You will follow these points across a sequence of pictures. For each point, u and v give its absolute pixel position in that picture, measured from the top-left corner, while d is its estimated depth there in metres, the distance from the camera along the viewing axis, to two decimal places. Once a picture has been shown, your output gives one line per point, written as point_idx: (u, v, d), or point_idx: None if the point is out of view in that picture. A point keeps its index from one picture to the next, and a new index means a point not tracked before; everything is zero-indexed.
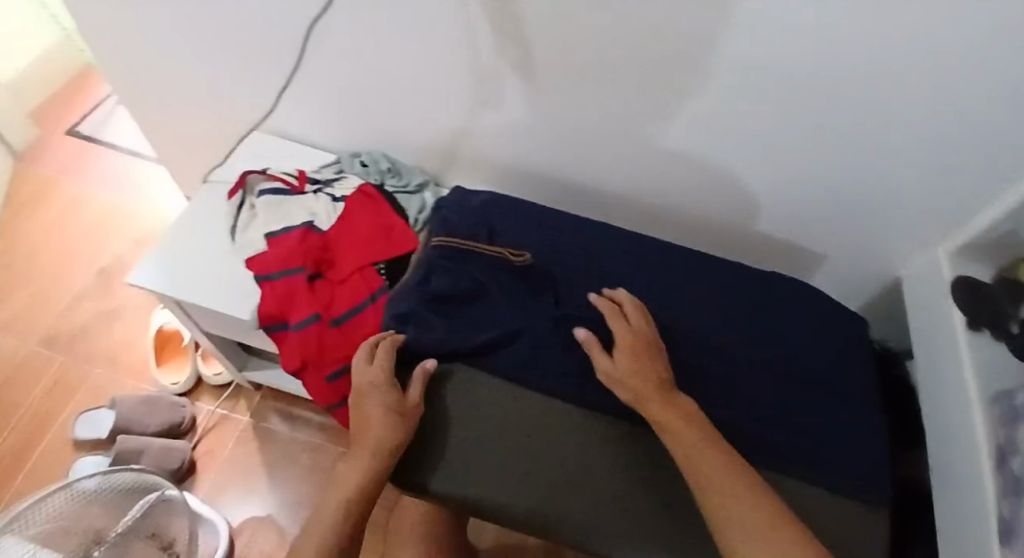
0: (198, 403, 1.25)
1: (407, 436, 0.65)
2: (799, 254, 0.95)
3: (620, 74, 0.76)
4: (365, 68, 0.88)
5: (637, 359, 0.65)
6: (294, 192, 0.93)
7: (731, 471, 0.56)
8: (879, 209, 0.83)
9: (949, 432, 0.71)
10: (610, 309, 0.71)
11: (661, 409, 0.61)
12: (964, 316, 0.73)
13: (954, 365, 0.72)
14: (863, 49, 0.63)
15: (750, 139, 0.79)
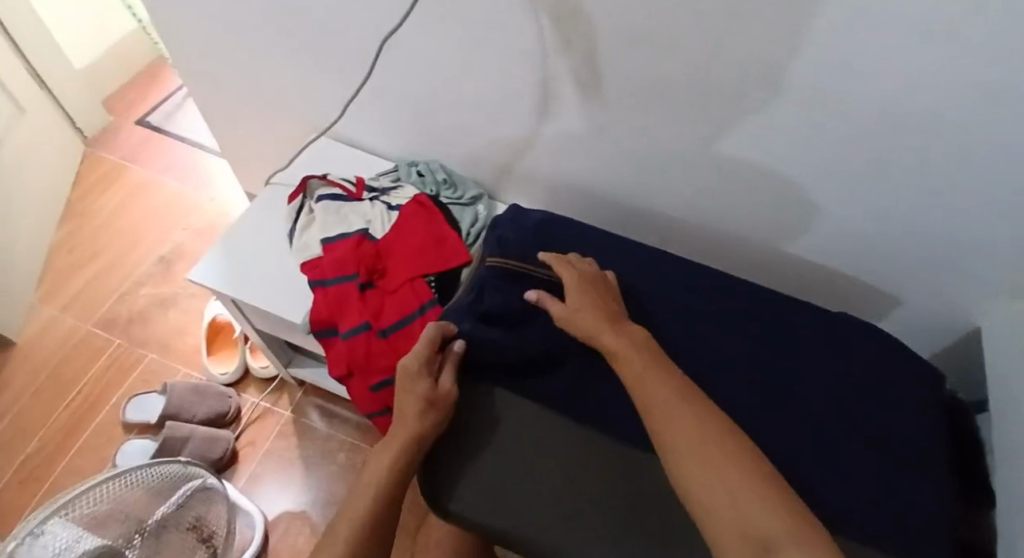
0: (244, 394, 1.28)
1: (438, 425, 0.66)
2: (867, 292, 0.91)
3: (689, 97, 0.74)
4: (430, 79, 0.89)
5: (586, 309, 0.67)
6: (352, 199, 0.94)
7: (675, 387, 0.57)
8: (960, 252, 0.77)
9: None
10: (564, 264, 0.74)
11: (610, 338, 0.64)
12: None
13: None
14: (956, 84, 0.59)
15: (822, 170, 0.76)
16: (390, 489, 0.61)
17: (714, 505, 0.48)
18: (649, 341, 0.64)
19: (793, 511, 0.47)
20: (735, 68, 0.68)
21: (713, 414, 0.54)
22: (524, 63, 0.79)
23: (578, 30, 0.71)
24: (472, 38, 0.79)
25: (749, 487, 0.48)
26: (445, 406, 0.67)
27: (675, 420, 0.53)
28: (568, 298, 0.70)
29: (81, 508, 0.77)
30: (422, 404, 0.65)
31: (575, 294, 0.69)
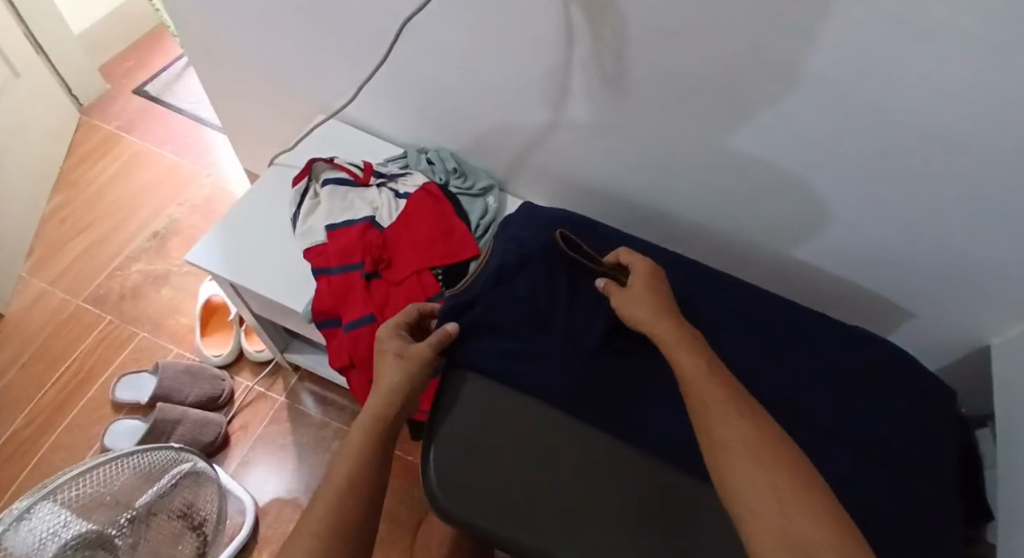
0: (237, 377, 1.25)
1: (409, 379, 0.62)
2: (883, 306, 0.89)
3: (713, 97, 0.71)
4: (446, 65, 0.85)
5: (649, 297, 0.65)
6: (359, 184, 0.91)
7: (728, 390, 0.55)
8: (980, 273, 0.75)
9: None
10: (637, 257, 0.71)
11: (664, 328, 0.62)
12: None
13: None
14: (991, 102, 0.57)
15: (847, 180, 0.73)
16: (365, 439, 0.58)
17: (767, 514, 0.47)
18: (700, 337, 0.62)
19: (841, 527, 0.47)
20: (769, 73, 0.65)
21: (764, 421, 0.53)
22: (548, 54, 0.76)
23: (609, 24, 0.68)
24: (495, 24, 0.76)
25: (803, 501, 0.48)
26: (423, 355, 0.64)
27: (730, 423, 0.52)
28: (635, 285, 0.67)
29: (71, 491, 0.74)
30: (394, 353, 0.63)
31: (641, 283, 0.67)
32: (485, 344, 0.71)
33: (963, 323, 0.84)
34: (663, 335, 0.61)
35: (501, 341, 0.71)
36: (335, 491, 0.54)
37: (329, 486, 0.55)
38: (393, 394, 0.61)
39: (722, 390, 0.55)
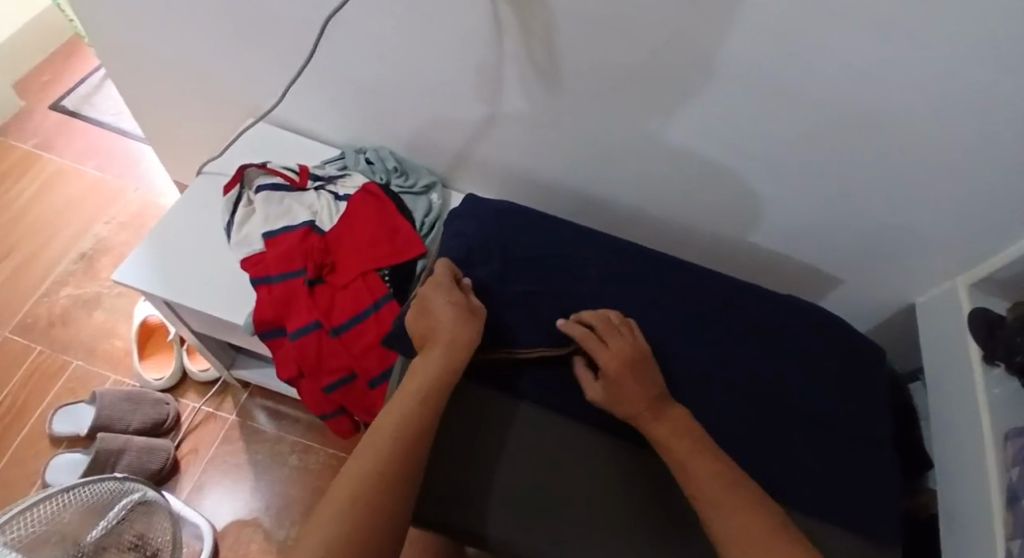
0: (183, 400, 1.18)
1: (475, 329, 0.64)
2: (816, 278, 0.92)
3: (642, 85, 0.72)
4: (376, 62, 0.83)
5: (625, 378, 0.62)
6: (295, 188, 0.88)
7: (722, 478, 0.56)
8: (902, 242, 0.79)
9: (964, 476, 0.68)
10: (607, 328, 0.66)
11: (655, 426, 0.60)
12: (981, 351, 0.70)
13: (968, 409, 0.70)
14: (894, 76, 0.59)
15: (776, 158, 0.75)
16: (418, 410, 0.57)
17: None
18: (690, 422, 0.61)
19: None
20: (696, 59, 0.66)
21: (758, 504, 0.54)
22: (480, 48, 0.75)
23: (537, 16, 0.68)
24: (424, 20, 0.74)
25: None
26: (478, 308, 0.66)
27: (728, 516, 0.53)
28: (604, 363, 0.62)
29: (13, 531, 0.67)
30: (455, 317, 0.63)
31: (612, 363, 0.62)
32: None
33: (891, 287, 0.87)
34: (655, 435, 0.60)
35: None
36: (393, 458, 0.53)
37: (406, 420, 0.56)
38: (463, 348, 0.62)
39: (717, 479, 0.56)
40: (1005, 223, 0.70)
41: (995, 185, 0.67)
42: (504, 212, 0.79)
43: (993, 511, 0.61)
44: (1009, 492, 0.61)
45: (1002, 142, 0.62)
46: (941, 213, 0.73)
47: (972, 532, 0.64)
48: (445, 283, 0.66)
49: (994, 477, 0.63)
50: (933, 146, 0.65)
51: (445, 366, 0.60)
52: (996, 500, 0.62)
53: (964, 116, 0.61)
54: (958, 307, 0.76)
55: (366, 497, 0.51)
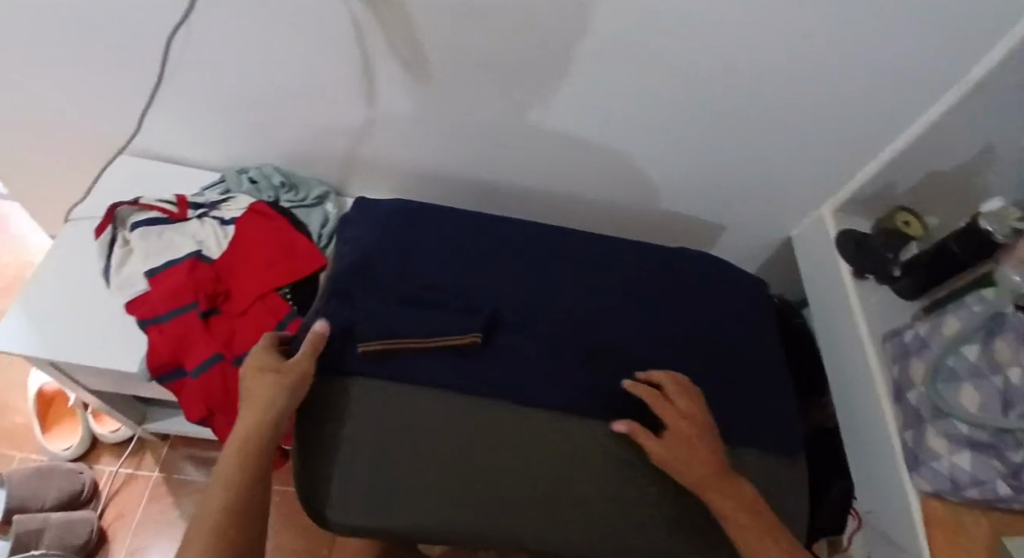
0: (98, 466, 1.07)
1: (287, 391, 0.58)
2: (699, 229, 0.98)
3: (517, 67, 0.72)
4: (243, 79, 0.79)
5: (696, 444, 0.62)
6: (174, 219, 0.83)
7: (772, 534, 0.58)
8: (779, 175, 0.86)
9: (852, 383, 0.78)
10: (676, 386, 0.67)
11: (719, 495, 0.60)
12: (851, 268, 0.81)
13: (849, 323, 0.79)
14: (746, 19, 0.63)
15: (657, 111, 0.77)
16: (227, 491, 0.53)
17: None
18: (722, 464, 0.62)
19: None
20: (563, 28, 0.66)
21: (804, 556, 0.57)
22: (347, 47, 0.72)
23: (399, 12, 0.67)
24: (284, 26, 0.71)
25: None
26: (298, 365, 0.60)
27: None
28: (675, 426, 0.63)
29: None
30: (262, 382, 0.58)
31: (682, 424, 0.63)
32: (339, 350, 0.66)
33: (775, 222, 0.94)
34: (699, 482, 0.61)
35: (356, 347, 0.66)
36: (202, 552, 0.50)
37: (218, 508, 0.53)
38: (273, 413, 0.57)
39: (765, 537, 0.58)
40: (864, 133, 0.78)
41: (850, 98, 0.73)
42: (399, 210, 0.78)
43: (883, 407, 0.70)
44: (894, 385, 0.70)
45: (848, 62, 0.67)
46: (815, 132, 0.78)
47: (869, 430, 0.73)
48: (260, 349, 0.62)
49: (878, 378, 0.72)
50: (790, 77, 0.70)
51: (251, 421, 0.56)
52: (882, 397, 0.71)
53: (813, 43, 0.65)
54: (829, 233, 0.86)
55: None
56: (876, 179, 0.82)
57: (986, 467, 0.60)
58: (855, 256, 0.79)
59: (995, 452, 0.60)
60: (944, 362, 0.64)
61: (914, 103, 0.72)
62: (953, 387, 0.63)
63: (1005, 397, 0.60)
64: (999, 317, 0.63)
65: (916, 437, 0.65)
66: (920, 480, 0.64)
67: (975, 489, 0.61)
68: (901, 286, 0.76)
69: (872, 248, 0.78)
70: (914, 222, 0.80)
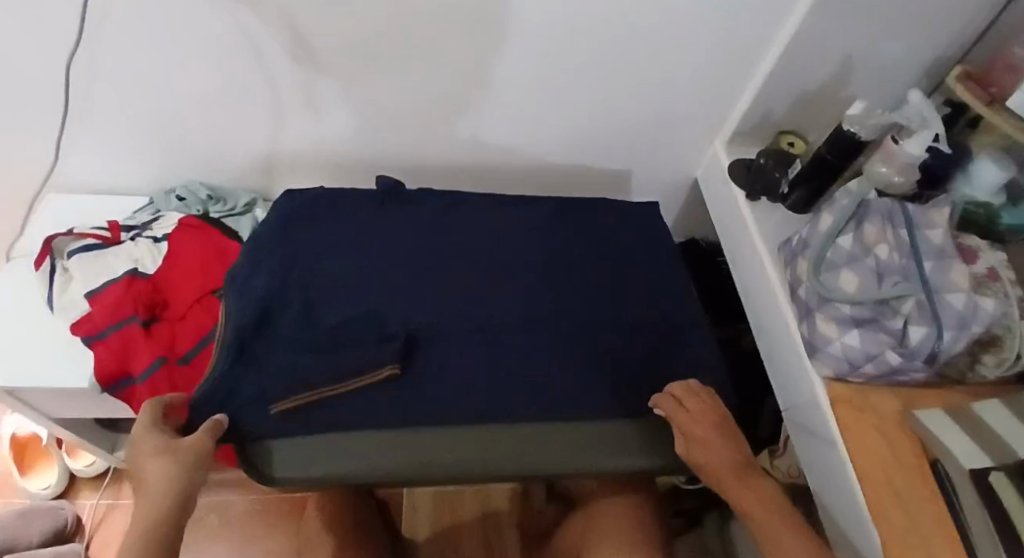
0: (78, 501, 1.09)
1: (180, 467, 0.56)
2: (608, 180, 1.05)
3: (401, 45, 0.77)
4: (149, 99, 0.82)
5: (712, 444, 0.64)
6: (109, 244, 0.87)
7: (795, 525, 0.57)
8: (667, 109, 0.92)
9: (759, 294, 0.85)
10: (700, 395, 0.69)
11: (739, 491, 0.60)
12: (744, 192, 0.90)
13: (748, 243, 0.88)
14: None
15: (543, 71, 0.83)
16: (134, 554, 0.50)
17: None
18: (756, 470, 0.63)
19: None
20: (439, 6, 0.72)
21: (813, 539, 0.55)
22: (246, 55, 0.77)
23: (278, 12, 0.71)
24: (182, 45, 0.75)
25: None
26: (194, 442, 0.58)
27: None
28: (690, 428, 0.66)
29: None
30: (155, 460, 0.56)
31: (696, 428, 0.65)
32: (255, 418, 0.64)
33: (675, 157, 1.01)
34: (721, 480, 0.62)
35: (273, 414, 0.64)
36: None
37: None
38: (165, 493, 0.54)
39: (787, 526, 0.57)
40: (734, 55, 0.84)
41: (714, 26, 0.79)
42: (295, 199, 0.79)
43: (782, 306, 0.77)
44: (789, 287, 0.77)
45: None
46: (692, 63, 0.85)
47: (777, 333, 0.80)
48: (145, 428, 0.59)
49: (776, 284, 0.79)
50: (651, 12, 0.76)
51: (150, 503, 0.54)
52: (781, 299, 0.78)
53: None
54: (723, 166, 0.95)
55: None
56: (756, 106, 0.90)
57: (874, 340, 0.66)
58: (747, 183, 0.90)
59: (879, 326, 0.66)
60: (824, 255, 0.72)
61: (767, 19, 0.79)
62: (833, 274, 0.70)
63: (879, 272, 0.67)
64: (864, 205, 0.71)
65: (810, 326, 0.71)
66: (822, 367, 0.71)
67: (869, 364, 0.67)
68: (792, 201, 0.87)
69: (761, 173, 0.89)
70: (797, 143, 0.94)
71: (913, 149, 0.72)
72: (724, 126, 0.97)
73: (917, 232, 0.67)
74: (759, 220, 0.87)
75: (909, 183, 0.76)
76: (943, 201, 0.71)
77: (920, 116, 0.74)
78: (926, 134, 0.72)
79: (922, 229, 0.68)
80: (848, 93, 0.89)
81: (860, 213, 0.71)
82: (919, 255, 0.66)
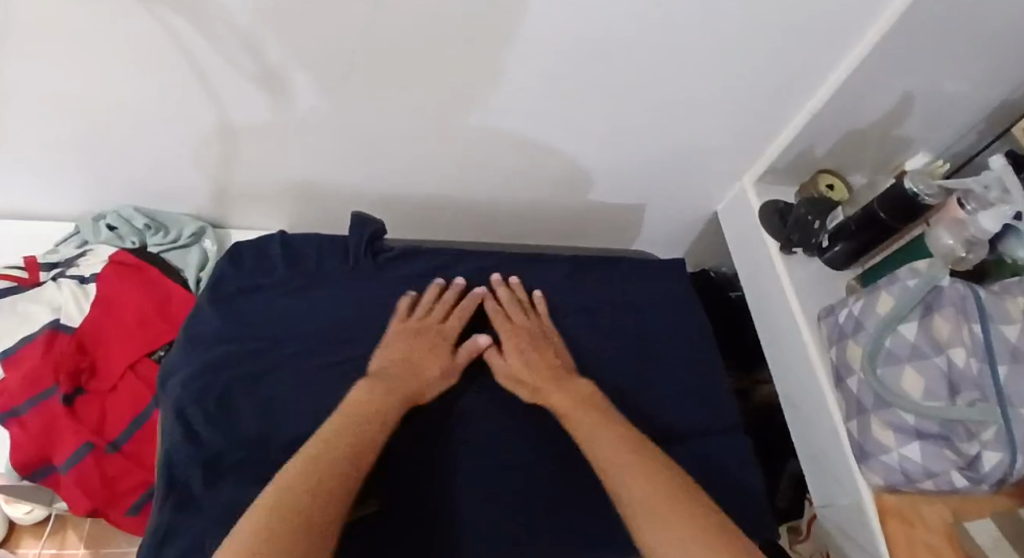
0: (19, 550, 0.97)
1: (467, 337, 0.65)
2: (618, 212, 0.93)
3: (381, 64, 0.62)
4: (66, 118, 0.66)
5: (533, 352, 0.64)
6: (24, 286, 0.73)
7: (636, 439, 0.55)
8: (693, 140, 0.79)
9: (794, 368, 0.75)
10: (517, 291, 0.70)
11: (561, 397, 0.60)
12: (777, 242, 0.78)
13: (782, 304, 0.77)
14: None
15: (552, 97, 0.69)
16: (355, 437, 0.51)
17: (659, 513, 0.48)
18: (598, 397, 0.60)
19: (720, 530, 0.47)
20: (429, 18, 0.57)
21: (656, 453, 0.54)
22: (189, 72, 0.61)
23: (224, 25, 0.55)
24: (101, 57, 0.58)
25: (706, 537, 0.46)
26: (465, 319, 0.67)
27: (640, 478, 0.50)
28: (502, 339, 0.65)
29: None
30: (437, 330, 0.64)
31: (519, 335, 0.65)
32: None
33: (696, 189, 0.89)
34: (558, 402, 0.60)
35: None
36: (323, 491, 0.45)
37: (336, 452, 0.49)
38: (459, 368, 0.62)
39: (626, 439, 0.54)
40: (780, 83, 0.71)
41: (763, 53, 0.66)
42: (242, 249, 0.69)
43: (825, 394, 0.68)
44: (834, 370, 0.67)
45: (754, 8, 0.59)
46: (730, 92, 0.72)
47: (816, 418, 0.71)
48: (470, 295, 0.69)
49: (818, 364, 0.69)
50: (691, 32, 0.61)
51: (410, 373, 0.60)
52: (823, 382, 0.68)
53: None
54: (752, 206, 0.84)
55: (314, 519, 0.43)
56: (796, 143, 0.78)
57: (937, 458, 0.56)
58: (779, 233, 0.79)
59: (945, 441, 0.56)
60: (881, 344, 0.61)
61: (827, 48, 0.66)
62: (893, 371, 0.60)
63: (950, 379, 0.57)
64: (935, 289, 0.59)
65: (861, 426, 0.62)
66: (870, 474, 0.61)
67: (928, 481, 0.57)
68: (831, 257, 0.75)
69: (798, 222, 0.77)
70: (837, 185, 0.82)
71: (987, 223, 0.60)
72: (755, 159, 0.84)
73: (991, 327, 0.55)
74: (794, 277, 0.76)
75: (976, 256, 0.63)
76: (1016, 285, 0.59)
77: (1000, 185, 0.61)
78: (1006, 210, 0.59)
79: (995, 322, 0.55)
80: (902, 132, 0.77)
81: (930, 297, 0.60)
82: (993, 357, 0.54)
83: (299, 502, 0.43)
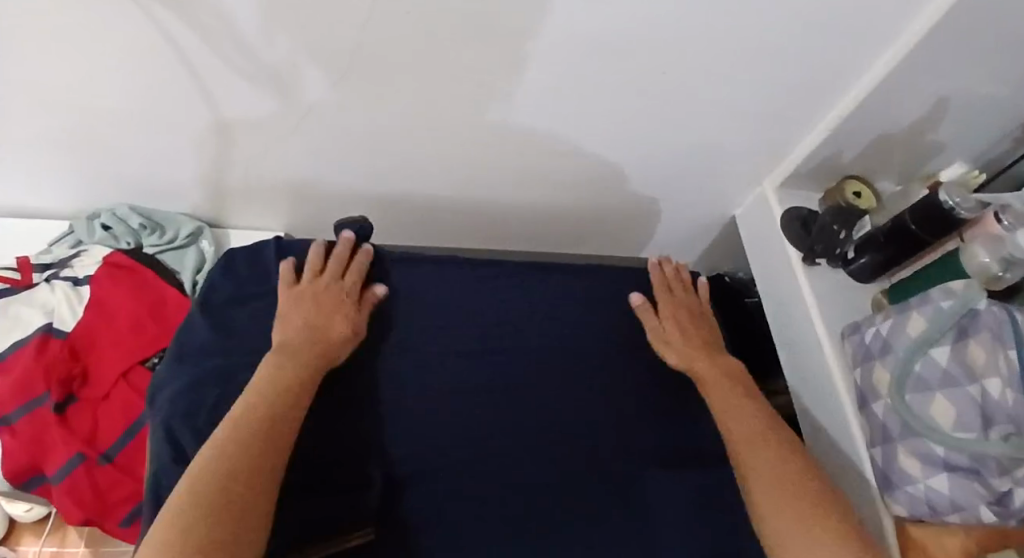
0: (20, 548, 0.96)
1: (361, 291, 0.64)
2: (630, 215, 0.89)
3: (385, 68, 0.59)
4: (59, 119, 0.63)
5: (689, 323, 0.72)
6: (18, 288, 0.71)
7: (768, 422, 0.60)
8: (711, 144, 0.75)
9: (815, 388, 0.72)
10: (680, 268, 0.78)
11: (709, 368, 0.67)
12: (799, 252, 0.75)
13: (802, 318, 0.73)
14: None
15: (564, 102, 0.66)
16: (262, 413, 0.50)
17: (783, 492, 0.53)
18: (744, 374, 0.67)
19: (841, 520, 0.51)
20: (436, 23, 0.53)
21: (785, 437, 0.59)
22: (185, 75, 0.58)
23: (221, 29, 0.52)
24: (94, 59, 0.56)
25: (826, 524, 0.50)
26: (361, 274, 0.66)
27: (761, 458, 0.56)
28: (664, 306, 0.73)
29: None
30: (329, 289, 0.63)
31: (676, 307, 0.73)
32: None
33: (712, 194, 0.85)
34: (701, 372, 0.67)
35: None
36: (232, 480, 0.45)
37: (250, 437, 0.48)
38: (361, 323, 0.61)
39: (758, 423, 0.60)
40: (806, 88, 0.67)
41: (791, 55, 0.62)
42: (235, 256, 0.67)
43: (849, 421, 0.65)
44: (859, 393, 0.64)
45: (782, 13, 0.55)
46: (752, 95, 0.68)
47: (838, 442, 0.68)
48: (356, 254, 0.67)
49: (841, 387, 0.67)
50: (714, 37, 0.58)
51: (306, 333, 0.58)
52: (846, 405, 0.66)
53: None
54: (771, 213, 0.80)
55: (222, 508, 0.43)
56: (820, 149, 0.74)
57: (967, 491, 0.52)
58: (802, 241, 0.75)
59: (977, 476, 0.52)
60: (911, 368, 0.58)
61: (859, 52, 0.62)
62: (922, 397, 0.56)
63: (984, 411, 0.53)
64: (971, 312, 0.56)
65: (886, 454, 0.59)
66: (895, 505, 0.58)
67: (954, 516, 0.53)
68: (856, 269, 0.71)
69: (822, 230, 0.73)
70: (863, 193, 0.78)
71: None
72: (777, 163, 0.80)
73: None
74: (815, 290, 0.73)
75: (1014, 276, 0.59)
76: None
77: None
78: None
79: None
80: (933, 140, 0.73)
81: (965, 321, 0.56)
82: None
83: (218, 496, 0.43)
